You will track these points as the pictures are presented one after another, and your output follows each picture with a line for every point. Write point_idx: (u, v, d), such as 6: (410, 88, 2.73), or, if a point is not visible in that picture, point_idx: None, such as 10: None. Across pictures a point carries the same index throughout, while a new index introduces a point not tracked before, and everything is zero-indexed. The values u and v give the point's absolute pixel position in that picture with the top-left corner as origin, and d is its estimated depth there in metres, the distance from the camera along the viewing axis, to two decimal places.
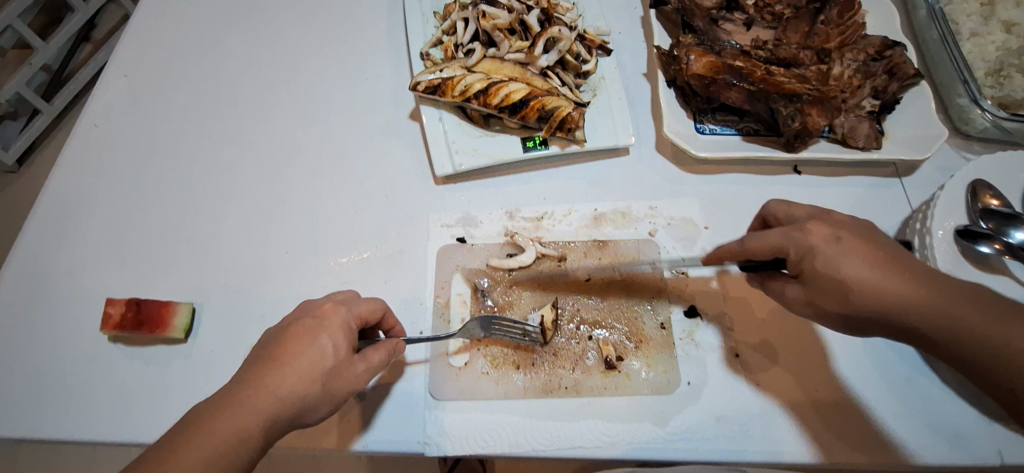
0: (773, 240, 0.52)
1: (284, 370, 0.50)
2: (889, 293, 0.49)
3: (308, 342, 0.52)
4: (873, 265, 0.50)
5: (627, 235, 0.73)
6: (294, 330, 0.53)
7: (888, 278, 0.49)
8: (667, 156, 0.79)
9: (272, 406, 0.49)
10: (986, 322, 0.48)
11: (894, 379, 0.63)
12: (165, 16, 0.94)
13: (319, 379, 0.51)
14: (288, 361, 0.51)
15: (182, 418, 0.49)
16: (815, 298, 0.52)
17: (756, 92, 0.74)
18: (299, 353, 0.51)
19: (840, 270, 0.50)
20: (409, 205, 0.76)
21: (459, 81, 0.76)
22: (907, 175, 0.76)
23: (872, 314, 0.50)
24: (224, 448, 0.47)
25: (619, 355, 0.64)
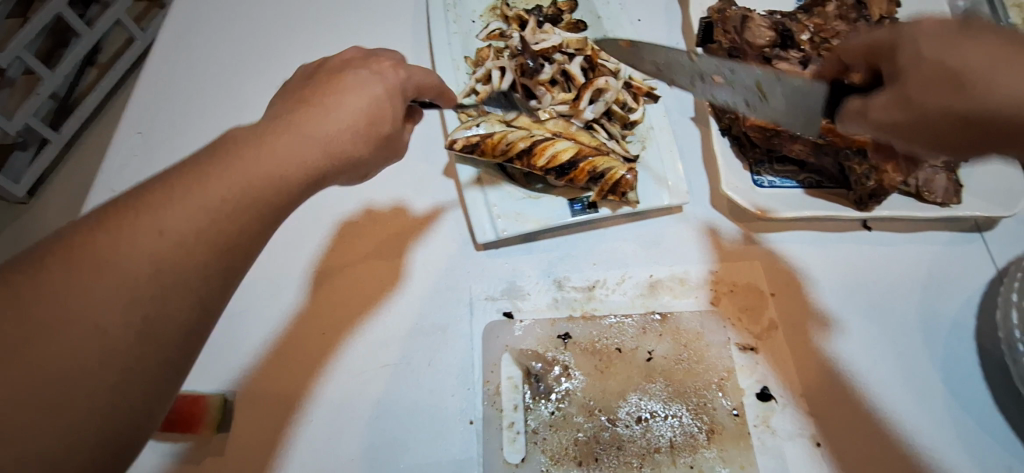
0: (878, 41, 0.52)
1: (277, 135, 0.46)
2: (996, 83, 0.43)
3: (329, 98, 0.50)
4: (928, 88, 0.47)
5: (687, 306, 0.67)
6: (340, 79, 0.51)
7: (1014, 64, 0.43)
8: (724, 212, 0.73)
9: (264, 176, 0.44)
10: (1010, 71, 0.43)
11: (993, 465, 0.58)
12: (178, 64, 0.90)
13: (347, 117, 0.49)
14: (276, 137, 0.46)
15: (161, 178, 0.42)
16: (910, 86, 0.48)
17: (824, 146, 0.68)
18: (312, 115, 0.48)
19: (945, 52, 0.46)
20: (447, 273, 0.71)
21: (501, 139, 0.70)
22: (989, 229, 0.70)
23: (976, 117, 0.45)
24: (218, 201, 0.41)
25: (691, 449, 0.59)
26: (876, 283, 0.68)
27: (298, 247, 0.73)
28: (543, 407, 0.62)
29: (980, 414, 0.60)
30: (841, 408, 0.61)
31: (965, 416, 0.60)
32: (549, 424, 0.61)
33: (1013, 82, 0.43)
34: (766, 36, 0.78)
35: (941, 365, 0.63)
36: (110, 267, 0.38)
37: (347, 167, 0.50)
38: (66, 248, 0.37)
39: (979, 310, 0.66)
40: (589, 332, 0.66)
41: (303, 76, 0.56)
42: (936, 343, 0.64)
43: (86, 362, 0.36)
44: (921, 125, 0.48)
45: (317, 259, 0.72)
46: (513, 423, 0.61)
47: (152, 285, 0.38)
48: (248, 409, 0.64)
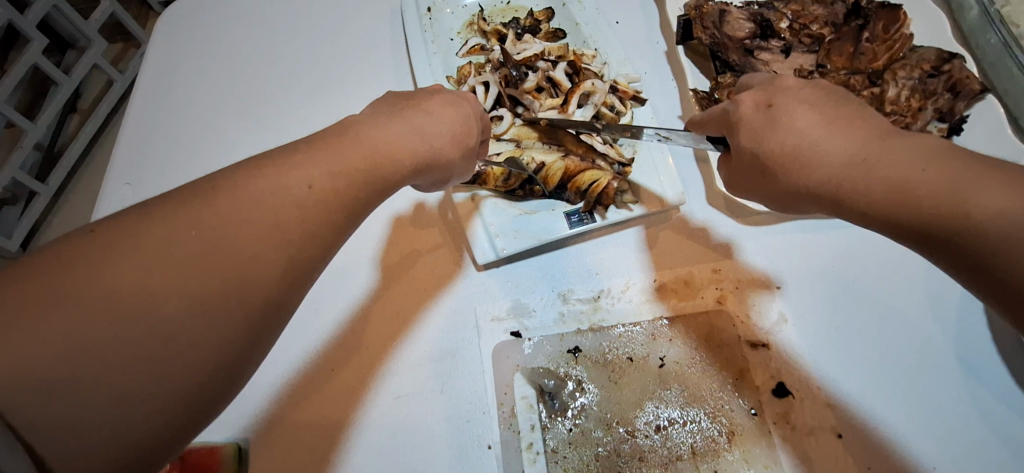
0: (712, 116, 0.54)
1: (390, 132, 0.48)
2: (805, 148, 0.46)
3: (427, 108, 0.51)
4: (806, 122, 0.46)
5: (695, 308, 0.67)
6: (434, 95, 0.54)
7: (803, 154, 0.46)
8: (721, 208, 0.73)
9: (373, 168, 0.45)
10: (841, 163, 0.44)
11: (1015, 441, 0.58)
12: (159, 109, 0.89)
13: (447, 119, 0.52)
14: (383, 128, 0.48)
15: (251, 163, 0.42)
16: (741, 171, 0.52)
17: None
18: (414, 119, 0.50)
19: (753, 143, 0.49)
20: (451, 298, 0.70)
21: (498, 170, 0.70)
22: None
23: (794, 196, 0.48)
24: (324, 190, 0.42)
25: (713, 453, 0.59)
26: (882, 266, 0.68)
27: None
28: (560, 425, 0.61)
29: (995, 388, 0.60)
30: (858, 397, 0.61)
31: (983, 394, 0.60)
32: (568, 441, 0.61)
33: (833, 153, 0.44)
34: (745, 28, 0.78)
35: (953, 344, 0.62)
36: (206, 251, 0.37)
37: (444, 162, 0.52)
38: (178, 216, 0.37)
39: None
40: (598, 343, 0.65)
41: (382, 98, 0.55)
42: (947, 320, 0.64)
43: (175, 333, 0.35)
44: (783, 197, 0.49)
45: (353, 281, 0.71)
46: (532, 444, 0.61)
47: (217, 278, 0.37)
48: (289, 439, 0.64)
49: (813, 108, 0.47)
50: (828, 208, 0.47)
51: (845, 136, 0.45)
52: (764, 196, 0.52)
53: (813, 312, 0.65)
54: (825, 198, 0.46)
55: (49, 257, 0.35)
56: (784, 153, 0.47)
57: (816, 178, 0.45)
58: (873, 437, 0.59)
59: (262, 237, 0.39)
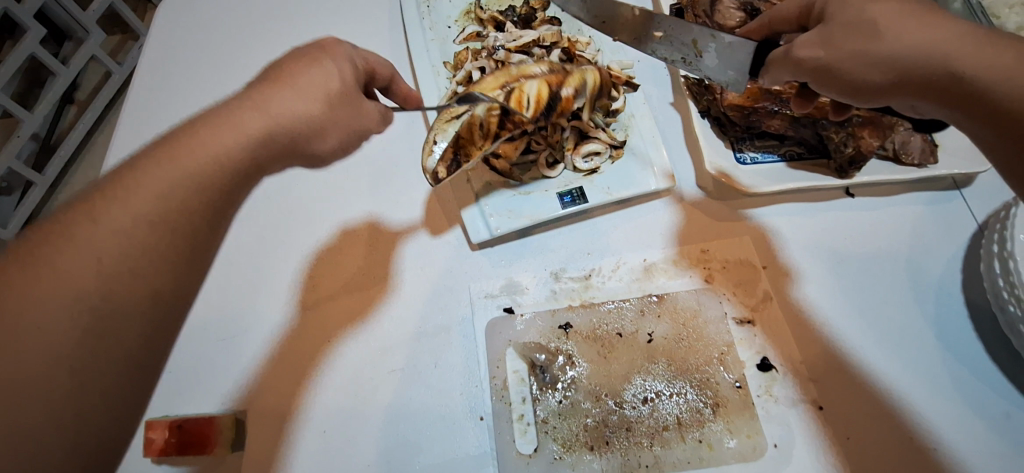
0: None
1: (229, 121, 0.47)
2: (913, 26, 0.48)
3: (291, 81, 0.49)
4: (904, 7, 0.49)
5: (684, 286, 0.69)
6: (292, 60, 0.50)
7: (913, 21, 0.48)
8: (710, 191, 0.75)
9: (219, 162, 0.46)
10: (949, 38, 0.47)
11: (990, 414, 0.59)
12: (160, 93, 0.91)
13: (304, 93, 0.49)
14: (231, 117, 0.47)
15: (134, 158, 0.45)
16: (836, 34, 0.50)
17: (801, 118, 0.71)
18: (260, 104, 0.48)
19: (865, 5, 0.49)
20: (446, 276, 0.71)
21: (472, 128, 0.67)
22: (968, 186, 0.72)
23: (897, 62, 0.48)
24: (164, 191, 0.43)
25: (698, 424, 0.60)
26: (863, 247, 0.70)
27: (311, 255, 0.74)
28: (550, 397, 0.63)
29: (971, 362, 0.62)
30: (839, 372, 0.63)
31: (960, 369, 0.62)
32: (558, 412, 0.62)
33: (939, 32, 0.48)
34: (736, 17, 0.80)
35: (932, 321, 0.65)
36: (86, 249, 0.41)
37: (311, 140, 0.50)
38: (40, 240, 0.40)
39: (965, 265, 0.67)
40: (588, 320, 0.67)
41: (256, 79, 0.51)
42: (927, 299, 0.66)
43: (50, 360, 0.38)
44: (870, 65, 0.49)
45: (349, 259, 0.73)
46: (523, 416, 0.62)
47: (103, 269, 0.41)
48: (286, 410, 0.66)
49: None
50: (926, 77, 0.48)
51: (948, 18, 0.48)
52: (844, 66, 0.51)
53: (796, 290, 0.68)
54: (937, 65, 0.47)
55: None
56: (890, 20, 0.48)
57: (921, 47, 0.47)
58: (857, 410, 0.61)
59: (133, 234, 0.42)
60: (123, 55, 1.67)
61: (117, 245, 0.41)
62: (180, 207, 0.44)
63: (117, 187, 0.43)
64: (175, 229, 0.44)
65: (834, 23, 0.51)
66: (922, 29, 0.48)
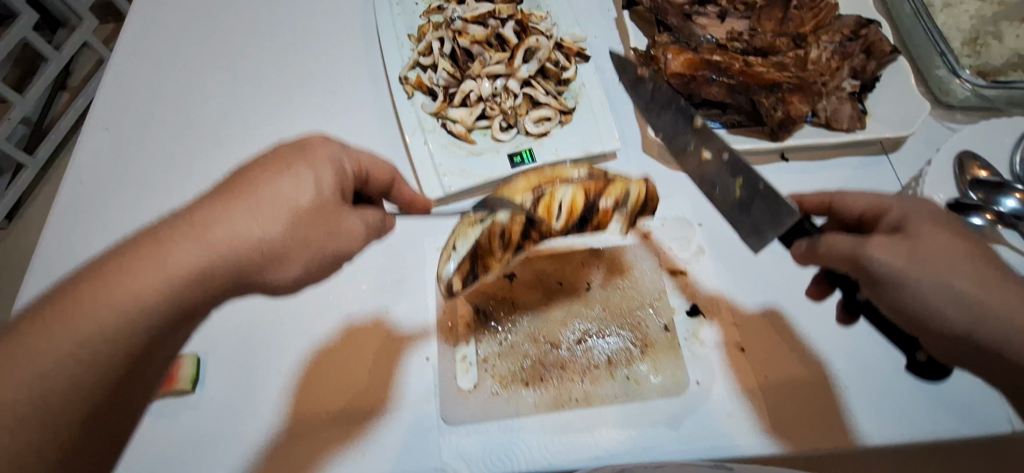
0: (871, 199, 0.54)
1: (178, 229, 0.43)
2: (982, 284, 0.48)
3: (249, 200, 0.45)
4: (964, 245, 0.49)
5: (623, 241, 0.73)
6: (258, 167, 0.48)
7: (1001, 286, 0.48)
8: (655, 156, 0.79)
9: (153, 298, 0.41)
10: (999, 283, 0.48)
11: (900, 358, 0.64)
12: (139, 59, 0.93)
13: (263, 216, 0.45)
14: (199, 238, 0.43)
15: (80, 282, 0.41)
16: (919, 250, 0.48)
17: (736, 85, 0.75)
18: (208, 227, 0.44)
19: (938, 233, 0.49)
20: (403, 230, 0.75)
21: (498, 254, 0.62)
22: (894, 152, 0.77)
23: (1001, 330, 0.47)
24: (101, 338, 0.40)
25: (626, 363, 0.65)
26: None
27: None
28: (492, 339, 0.67)
29: None
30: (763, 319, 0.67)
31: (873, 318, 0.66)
32: (498, 353, 0.66)
33: (1010, 302, 0.47)
34: None
35: None
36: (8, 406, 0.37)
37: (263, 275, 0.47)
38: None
39: None
40: (533, 270, 0.71)
41: (232, 174, 0.48)
42: None
43: None
44: (917, 263, 0.48)
45: None
46: (466, 356, 0.67)
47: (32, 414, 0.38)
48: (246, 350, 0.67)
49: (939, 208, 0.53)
50: (965, 349, 0.49)
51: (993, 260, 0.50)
52: (929, 296, 0.48)
53: (731, 245, 0.72)
54: (981, 347, 0.48)
55: None
56: (972, 305, 0.48)
57: (994, 313, 0.47)
58: (778, 352, 0.65)
59: (60, 375, 0.39)
60: (114, 45, 1.71)
61: (54, 373, 0.39)
62: (127, 334, 0.41)
63: (41, 327, 0.39)
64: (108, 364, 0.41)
65: (917, 237, 0.49)
66: (983, 294, 0.48)
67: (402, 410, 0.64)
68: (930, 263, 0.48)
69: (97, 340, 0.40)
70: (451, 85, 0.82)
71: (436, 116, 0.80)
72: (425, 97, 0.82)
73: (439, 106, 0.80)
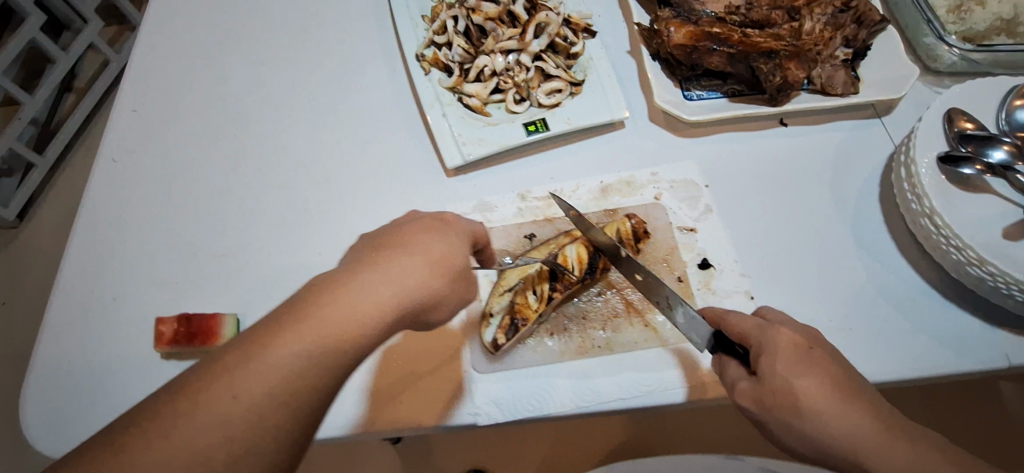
0: (745, 328, 0.57)
1: (357, 278, 0.50)
2: (826, 409, 0.51)
3: (415, 251, 0.53)
4: (817, 377, 0.52)
5: (635, 202, 0.77)
6: (418, 230, 0.55)
7: (838, 408, 0.51)
8: (661, 124, 0.84)
9: (342, 332, 0.48)
10: (856, 434, 0.51)
11: (900, 300, 0.68)
12: (160, 46, 0.97)
13: (430, 261, 0.53)
14: (370, 283, 0.50)
15: (281, 316, 0.48)
16: (765, 397, 0.54)
17: (736, 54, 0.80)
18: (380, 271, 0.51)
19: (792, 379, 0.52)
20: (424, 199, 0.80)
21: (529, 300, 0.68)
22: (887, 114, 0.81)
23: (821, 446, 0.52)
24: (305, 357, 0.47)
25: (644, 312, 0.69)
26: (794, 166, 0.79)
27: (306, 185, 0.83)
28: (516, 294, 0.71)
29: (884, 258, 0.71)
30: (768, 269, 0.71)
31: (874, 264, 0.71)
32: None
33: (845, 427, 0.51)
34: None
35: (852, 228, 0.73)
36: (241, 398, 0.45)
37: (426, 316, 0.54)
38: (215, 375, 0.45)
39: (882, 178, 0.76)
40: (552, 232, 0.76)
41: (391, 231, 0.56)
42: (848, 207, 0.75)
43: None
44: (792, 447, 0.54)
45: (340, 189, 0.83)
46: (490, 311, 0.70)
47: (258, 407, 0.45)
48: None
49: (801, 332, 0.56)
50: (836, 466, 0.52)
51: (870, 404, 0.52)
52: (778, 431, 0.54)
53: (736, 202, 0.76)
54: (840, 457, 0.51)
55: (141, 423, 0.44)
56: (813, 417, 0.52)
57: (835, 440, 0.51)
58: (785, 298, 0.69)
59: (276, 402, 0.45)
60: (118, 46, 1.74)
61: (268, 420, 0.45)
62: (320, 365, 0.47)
63: (287, 329, 0.47)
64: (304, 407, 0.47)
65: (766, 382, 0.54)
66: (834, 433, 0.51)
67: (435, 361, 0.67)
68: (784, 399, 0.53)
69: (311, 362, 0.47)
70: (465, 61, 0.86)
71: (452, 90, 0.84)
72: (440, 73, 0.85)
73: (456, 80, 0.84)
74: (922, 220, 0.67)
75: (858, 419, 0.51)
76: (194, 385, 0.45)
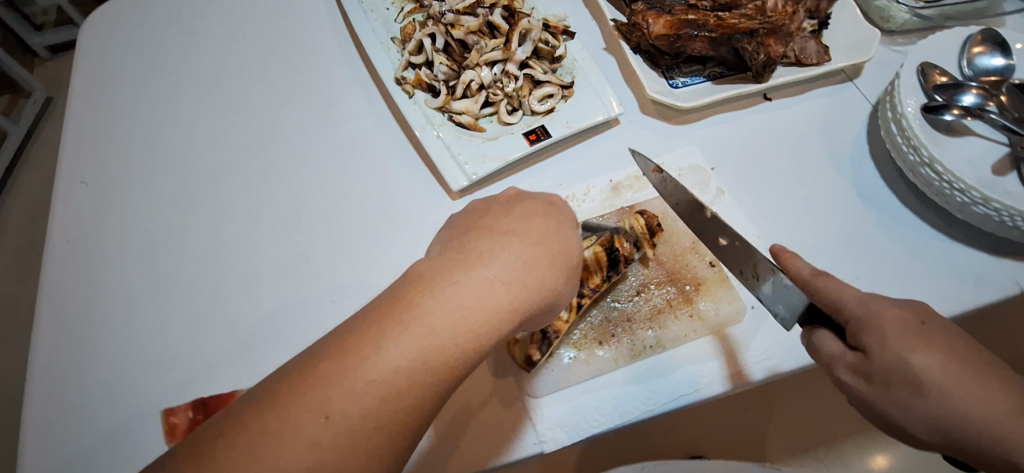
0: (846, 301, 0.53)
1: (466, 265, 0.51)
2: (952, 384, 0.49)
3: (515, 234, 0.55)
4: (937, 351, 0.50)
5: (648, 196, 0.77)
6: (520, 214, 0.58)
7: (964, 384, 0.49)
8: (654, 115, 0.84)
9: (459, 315, 0.48)
10: (979, 408, 0.49)
11: (915, 247, 0.71)
12: (102, 106, 0.89)
13: (532, 242, 0.55)
14: (478, 263, 0.51)
15: (397, 293, 0.50)
16: (874, 372, 0.52)
17: (717, 38, 0.81)
18: (487, 259, 0.52)
19: (906, 355, 0.50)
20: (432, 226, 0.77)
21: None
22: (858, 77, 0.86)
23: (939, 421, 0.50)
24: (423, 347, 0.46)
25: (685, 303, 0.69)
26: (788, 138, 0.81)
27: (299, 232, 0.77)
28: None
29: (891, 210, 0.74)
30: (789, 239, 0.73)
31: (883, 218, 0.73)
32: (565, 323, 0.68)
33: (970, 401, 0.49)
34: None
35: (855, 186, 0.76)
36: (353, 384, 0.44)
37: (533, 309, 0.53)
38: (325, 356, 0.45)
39: (869, 136, 0.80)
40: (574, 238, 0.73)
41: (479, 212, 0.59)
42: (845, 168, 0.78)
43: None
44: (906, 423, 0.52)
45: (338, 230, 0.77)
46: None
47: (370, 397, 0.44)
48: None
49: (907, 308, 0.53)
50: (958, 442, 0.50)
51: (992, 374, 0.50)
52: (887, 407, 0.52)
53: (743, 181, 0.78)
54: (967, 434, 0.49)
55: (251, 410, 0.44)
56: (933, 390, 0.49)
57: (957, 416, 0.49)
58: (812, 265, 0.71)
59: (392, 385, 0.45)
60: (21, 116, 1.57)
61: (382, 403, 0.45)
62: (438, 352, 0.47)
63: (400, 313, 0.47)
64: (420, 397, 0.46)
65: (875, 358, 0.51)
66: (961, 408, 0.49)
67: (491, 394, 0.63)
68: (901, 375, 0.50)
69: (428, 347, 0.46)
70: (450, 78, 0.83)
71: (440, 111, 0.81)
72: (425, 94, 0.82)
73: (444, 99, 0.81)
74: (922, 170, 0.70)
75: (985, 391, 0.49)
76: (306, 363, 0.46)
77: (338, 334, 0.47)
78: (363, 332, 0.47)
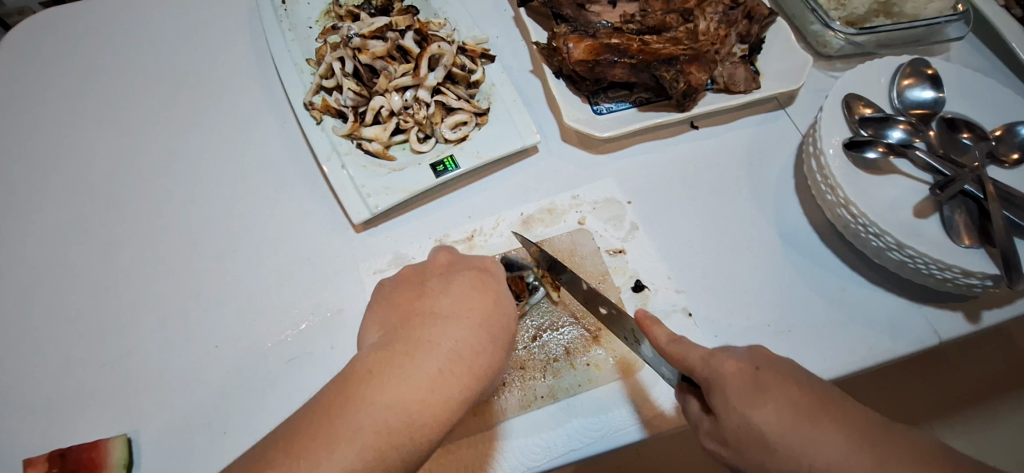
0: (689, 358, 0.51)
1: (414, 356, 0.51)
2: (795, 440, 0.46)
3: (454, 316, 0.54)
4: (778, 405, 0.47)
5: (559, 230, 0.73)
6: (458, 289, 0.57)
7: (807, 437, 0.46)
8: (574, 142, 0.81)
9: (404, 408, 0.48)
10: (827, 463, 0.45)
11: (831, 291, 0.68)
12: (6, 128, 0.86)
13: (473, 323, 0.54)
14: (418, 354, 0.51)
15: (337, 390, 0.49)
16: (728, 437, 0.49)
17: (638, 64, 0.78)
18: (428, 350, 0.52)
19: (747, 414, 0.47)
20: (333, 260, 0.73)
21: None
22: (789, 105, 0.82)
23: None
24: (372, 444, 0.46)
25: (584, 349, 0.65)
26: (711, 169, 0.78)
27: (196, 265, 0.74)
28: None
29: (810, 250, 0.71)
30: (701, 280, 0.69)
31: (801, 259, 0.70)
32: None
33: (816, 457, 0.45)
34: None
35: (774, 223, 0.73)
36: None
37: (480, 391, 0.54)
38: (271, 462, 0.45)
39: (795, 170, 0.77)
40: None
41: (414, 290, 0.58)
42: (767, 204, 0.74)
43: None
44: None
45: (236, 264, 0.74)
46: None
47: None
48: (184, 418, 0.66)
49: (746, 356, 0.51)
50: None
51: (839, 417, 0.46)
52: None
53: (660, 216, 0.74)
54: None
55: None
56: (781, 447, 0.46)
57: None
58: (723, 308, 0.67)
59: None
60: None
61: None
62: (390, 446, 0.47)
63: (341, 414, 0.47)
64: None
65: (723, 422, 0.49)
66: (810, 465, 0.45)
67: None
68: (748, 436, 0.48)
69: (378, 445, 0.47)
70: (360, 104, 0.80)
71: (349, 138, 0.77)
72: (335, 120, 0.79)
73: (353, 126, 0.77)
74: (839, 210, 0.67)
75: (831, 444, 0.45)
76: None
77: (283, 436, 0.47)
78: (306, 434, 0.46)
